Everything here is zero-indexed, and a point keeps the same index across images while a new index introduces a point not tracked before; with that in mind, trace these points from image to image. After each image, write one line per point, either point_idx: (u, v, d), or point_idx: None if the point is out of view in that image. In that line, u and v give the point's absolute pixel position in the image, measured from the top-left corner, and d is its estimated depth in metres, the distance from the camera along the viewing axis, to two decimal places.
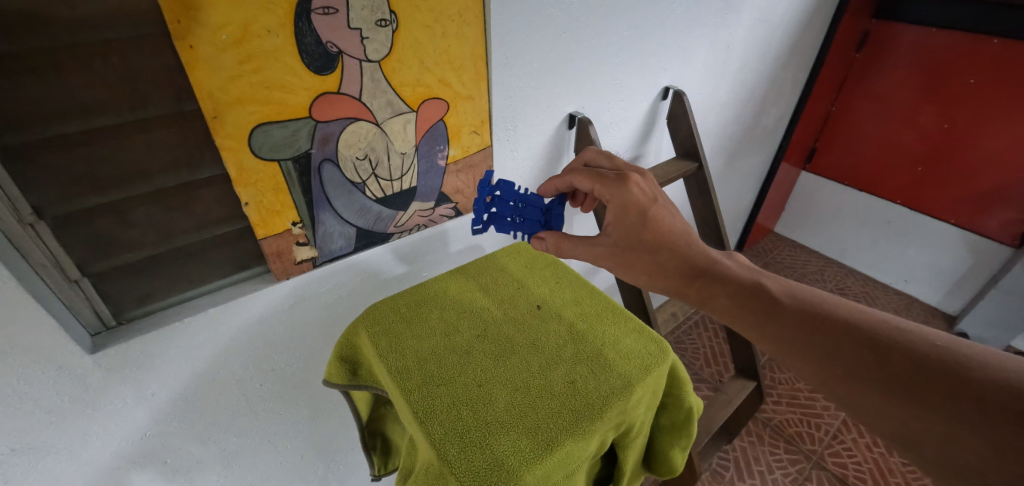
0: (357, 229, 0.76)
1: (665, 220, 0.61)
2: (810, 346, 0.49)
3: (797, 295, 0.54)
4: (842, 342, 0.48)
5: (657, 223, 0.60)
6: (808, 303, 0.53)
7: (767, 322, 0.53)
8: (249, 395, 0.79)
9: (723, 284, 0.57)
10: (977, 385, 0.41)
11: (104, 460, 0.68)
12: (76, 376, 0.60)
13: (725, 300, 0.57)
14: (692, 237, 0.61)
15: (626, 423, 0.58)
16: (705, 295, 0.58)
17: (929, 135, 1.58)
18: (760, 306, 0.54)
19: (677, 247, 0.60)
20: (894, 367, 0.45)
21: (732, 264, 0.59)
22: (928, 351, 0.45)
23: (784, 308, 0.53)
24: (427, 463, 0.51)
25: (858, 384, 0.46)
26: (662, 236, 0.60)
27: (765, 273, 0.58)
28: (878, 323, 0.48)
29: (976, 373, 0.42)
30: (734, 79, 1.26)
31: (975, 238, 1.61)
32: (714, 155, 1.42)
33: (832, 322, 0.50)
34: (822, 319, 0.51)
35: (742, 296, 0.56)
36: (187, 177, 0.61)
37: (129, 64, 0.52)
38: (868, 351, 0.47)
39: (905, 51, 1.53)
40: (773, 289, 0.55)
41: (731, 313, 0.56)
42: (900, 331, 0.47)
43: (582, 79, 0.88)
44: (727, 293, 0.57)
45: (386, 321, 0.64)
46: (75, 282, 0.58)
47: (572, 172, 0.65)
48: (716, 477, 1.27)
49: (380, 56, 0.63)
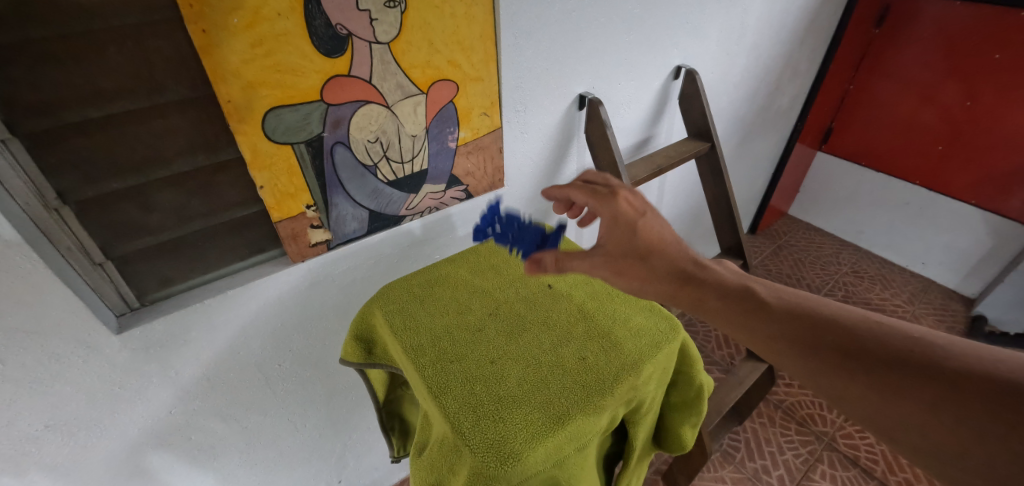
0: (369, 211, 0.76)
1: (655, 231, 0.60)
2: (800, 343, 0.48)
3: (783, 295, 0.53)
4: (830, 339, 0.47)
5: (647, 234, 0.60)
6: (794, 302, 0.52)
7: (756, 322, 0.52)
8: (268, 374, 0.81)
9: (712, 286, 0.56)
10: (968, 372, 0.40)
11: (132, 435, 0.71)
12: (103, 355, 0.63)
13: (714, 302, 0.55)
14: (688, 254, 0.59)
15: (638, 399, 0.58)
16: (695, 299, 0.56)
17: (950, 114, 1.53)
18: (749, 305, 0.53)
19: (668, 254, 0.59)
20: (884, 358, 0.44)
21: (720, 268, 0.58)
22: (918, 344, 0.44)
23: (772, 308, 0.52)
24: (441, 437, 0.52)
25: (850, 379, 0.45)
26: (653, 244, 0.60)
27: (754, 279, 0.57)
28: (862, 321, 0.48)
29: (966, 363, 0.41)
30: (749, 58, 1.23)
31: (996, 218, 1.57)
32: (727, 136, 1.40)
33: (819, 320, 0.49)
34: (809, 320, 0.50)
35: (731, 300, 0.54)
36: (204, 160, 0.62)
37: (145, 49, 0.53)
38: (857, 346, 0.46)
39: (927, 26, 1.48)
40: (763, 291, 0.54)
41: (721, 315, 0.54)
42: (885, 327, 0.46)
43: (591, 59, 0.87)
44: (716, 295, 0.55)
45: (399, 300, 0.66)
46: (99, 266, 0.60)
47: (570, 187, 0.67)
48: (726, 457, 1.28)
49: (390, 38, 0.63)
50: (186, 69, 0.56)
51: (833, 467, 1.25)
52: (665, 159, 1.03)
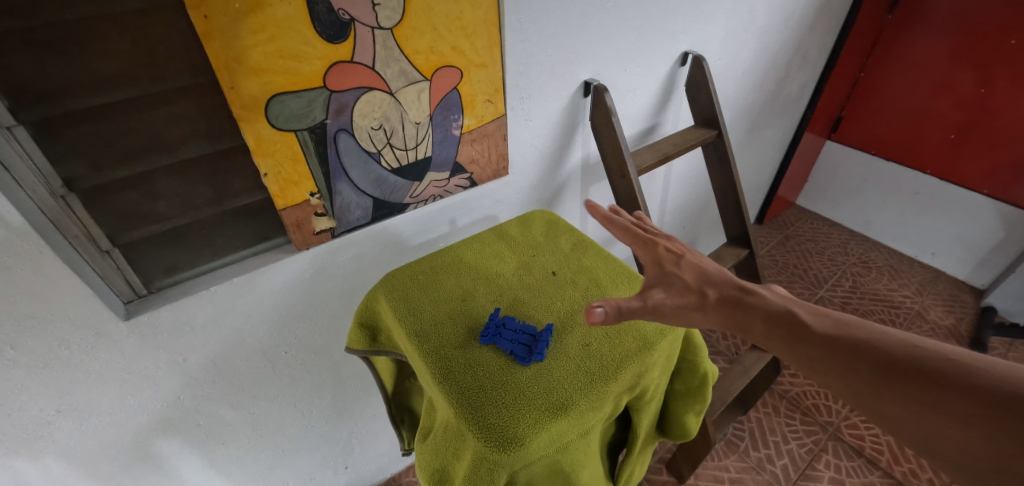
0: (373, 199, 0.76)
1: (697, 267, 0.58)
2: (843, 368, 0.46)
3: (825, 317, 0.51)
4: (874, 363, 0.45)
5: (691, 270, 0.58)
6: (835, 325, 0.50)
7: (797, 346, 0.50)
8: (275, 361, 0.82)
9: (756, 310, 0.53)
10: (1015, 397, 0.39)
11: (142, 420, 0.73)
12: (112, 342, 0.63)
13: (759, 326, 0.52)
14: (734, 281, 0.57)
15: (642, 385, 0.58)
16: (741, 325, 0.53)
17: (964, 102, 1.51)
18: (795, 328, 0.51)
19: (714, 283, 0.56)
20: (930, 383, 0.42)
21: (765, 292, 0.55)
22: (964, 367, 0.42)
23: (813, 332, 0.50)
24: (445, 421, 0.52)
25: (895, 405, 0.43)
26: (700, 278, 0.57)
27: (797, 302, 0.54)
28: (907, 345, 0.46)
29: (1012, 386, 0.39)
30: (758, 44, 1.21)
31: (1008, 208, 1.55)
32: (734, 124, 1.39)
33: (861, 344, 0.47)
34: (850, 344, 0.47)
35: (776, 323, 0.52)
36: (207, 148, 0.62)
37: (147, 35, 0.53)
38: (905, 371, 0.44)
39: (941, 11, 1.45)
40: (809, 316, 0.51)
41: (767, 340, 0.52)
42: (927, 350, 0.44)
43: (597, 45, 0.86)
44: (761, 319, 0.52)
45: (404, 286, 0.66)
46: (106, 253, 0.61)
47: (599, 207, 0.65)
48: (730, 446, 1.28)
49: (392, 23, 0.62)
50: (188, 55, 0.56)
51: (837, 457, 1.25)
52: (670, 146, 1.02)
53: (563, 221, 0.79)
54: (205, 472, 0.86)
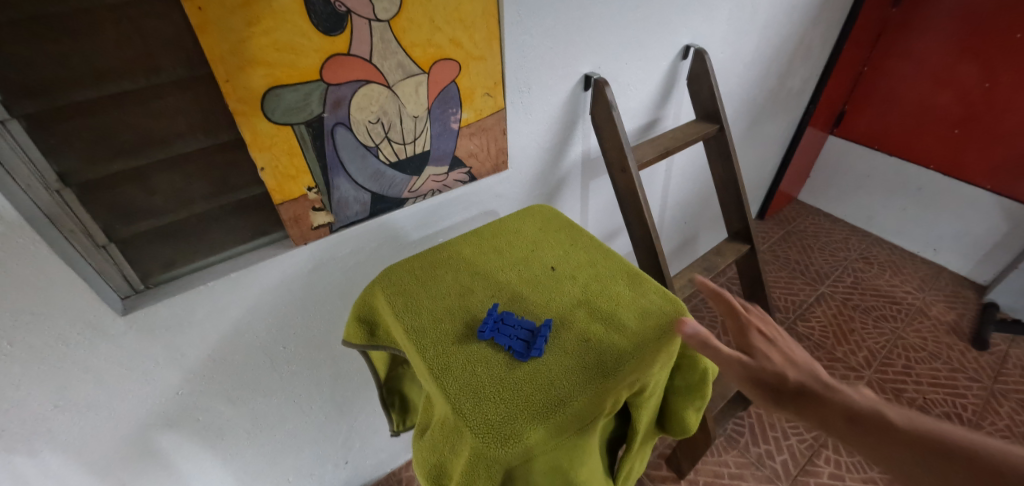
0: (371, 194, 0.76)
1: (780, 347, 0.57)
2: (936, 481, 0.42)
3: (919, 421, 0.46)
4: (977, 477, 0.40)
5: (770, 349, 0.57)
6: (931, 430, 0.45)
7: (882, 450, 0.46)
8: (273, 356, 0.82)
9: (831, 405, 0.50)
10: None
11: (142, 415, 0.73)
12: (109, 337, 0.63)
13: (840, 424, 0.49)
14: (820, 376, 0.54)
15: (640, 381, 0.58)
16: (818, 420, 0.50)
17: (968, 96, 1.49)
18: (877, 430, 0.47)
19: (792, 370, 0.54)
20: None
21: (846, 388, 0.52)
22: None
23: (901, 435, 0.45)
24: (442, 418, 0.52)
25: None
26: (780, 361, 0.55)
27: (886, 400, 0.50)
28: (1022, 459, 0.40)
29: None
30: (760, 37, 1.20)
31: (1011, 204, 1.54)
32: (736, 119, 1.37)
33: (960, 454, 0.42)
34: (947, 454, 0.43)
35: (856, 422, 0.48)
36: (204, 142, 0.62)
37: (140, 28, 0.52)
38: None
39: (947, 4, 1.43)
40: (895, 416, 0.47)
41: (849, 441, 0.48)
42: None
43: (597, 37, 0.85)
44: (839, 415, 0.49)
45: (401, 281, 0.65)
46: (103, 248, 0.60)
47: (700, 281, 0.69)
48: (730, 442, 1.28)
49: (390, 15, 0.61)
50: (183, 48, 0.55)
51: (837, 452, 1.25)
52: (671, 140, 1.01)
53: (562, 215, 0.79)
54: (205, 466, 0.86)
